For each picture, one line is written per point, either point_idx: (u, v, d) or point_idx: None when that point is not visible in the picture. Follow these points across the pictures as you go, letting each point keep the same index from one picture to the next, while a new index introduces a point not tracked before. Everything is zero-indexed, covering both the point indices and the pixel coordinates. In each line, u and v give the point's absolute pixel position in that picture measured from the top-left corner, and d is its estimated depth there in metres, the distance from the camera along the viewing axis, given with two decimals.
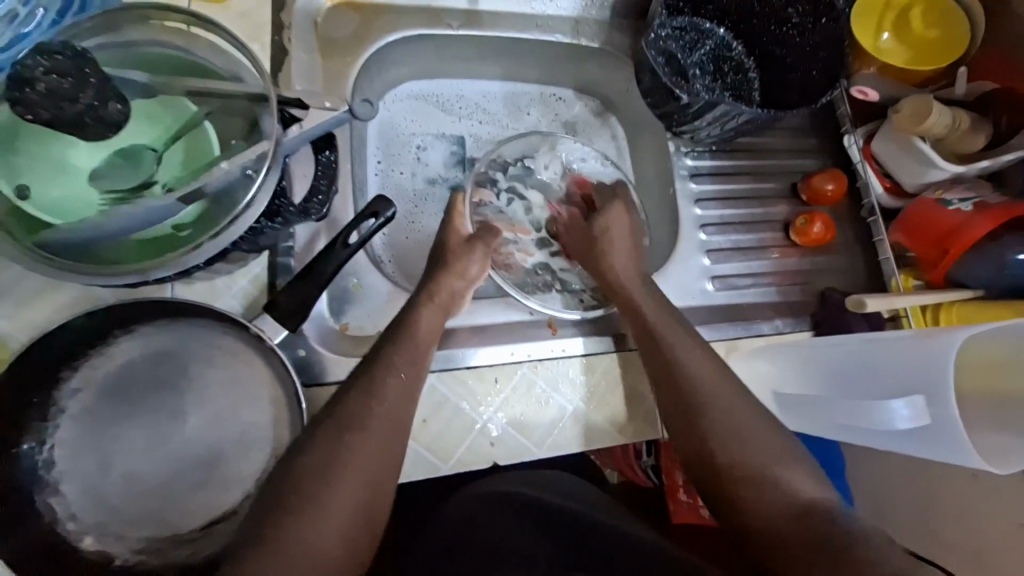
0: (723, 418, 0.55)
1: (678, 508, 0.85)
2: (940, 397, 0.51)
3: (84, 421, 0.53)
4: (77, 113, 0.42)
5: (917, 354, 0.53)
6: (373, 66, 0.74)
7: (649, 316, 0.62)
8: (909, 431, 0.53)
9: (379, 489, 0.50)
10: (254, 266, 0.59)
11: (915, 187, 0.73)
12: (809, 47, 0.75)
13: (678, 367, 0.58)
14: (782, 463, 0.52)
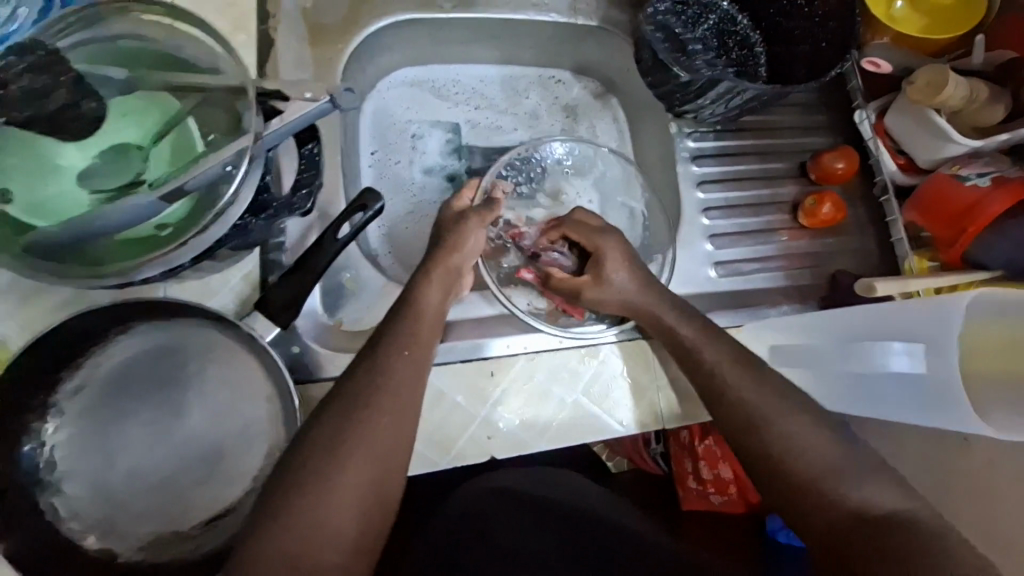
0: (786, 435, 0.54)
1: (688, 495, 0.85)
2: (941, 347, 0.54)
3: (84, 421, 0.54)
4: (51, 113, 0.45)
5: (919, 314, 0.56)
6: (364, 53, 0.72)
7: (691, 338, 0.61)
8: (914, 383, 0.56)
9: (386, 466, 0.51)
10: (247, 264, 0.59)
11: (929, 163, 0.70)
12: (817, 16, 0.71)
13: (732, 390, 0.58)
14: (848, 475, 0.51)
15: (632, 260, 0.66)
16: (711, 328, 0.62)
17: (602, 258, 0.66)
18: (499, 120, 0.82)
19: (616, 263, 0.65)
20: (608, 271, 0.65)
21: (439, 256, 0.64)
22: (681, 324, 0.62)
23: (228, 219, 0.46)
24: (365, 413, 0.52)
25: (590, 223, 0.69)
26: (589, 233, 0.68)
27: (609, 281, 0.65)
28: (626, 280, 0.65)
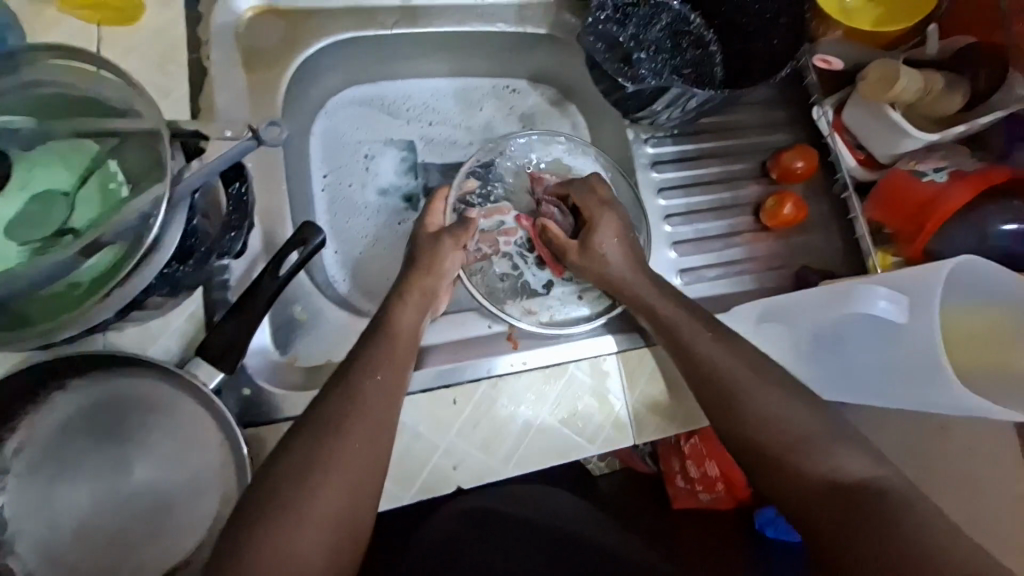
0: (760, 407, 0.55)
1: (676, 493, 0.83)
2: (925, 300, 0.51)
3: (28, 482, 0.52)
4: None
5: (912, 278, 0.53)
6: (305, 76, 0.70)
7: (669, 314, 0.62)
8: (890, 336, 0.54)
9: (358, 494, 0.50)
10: (188, 305, 0.57)
11: (888, 158, 0.69)
12: (769, 13, 0.69)
13: (710, 364, 0.58)
14: (819, 442, 0.52)
15: (626, 234, 0.68)
16: (687, 304, 0.63)
17: (597, 226, 0.67)
18: (454, 135, 0.80)
19: (608, 234, 0.67)
20: (598, 243, 0.67)
21: (415, 276, 0.64)
22: (661, 302, 0.63)
23: (153, 267, 0.44)
24: (337, 437, 0.51)
25: (602, 195, 0.69)
26: (593, 203, 0.69)
27: (600, 249, 0.66)
28: (615, 251, 0.66)
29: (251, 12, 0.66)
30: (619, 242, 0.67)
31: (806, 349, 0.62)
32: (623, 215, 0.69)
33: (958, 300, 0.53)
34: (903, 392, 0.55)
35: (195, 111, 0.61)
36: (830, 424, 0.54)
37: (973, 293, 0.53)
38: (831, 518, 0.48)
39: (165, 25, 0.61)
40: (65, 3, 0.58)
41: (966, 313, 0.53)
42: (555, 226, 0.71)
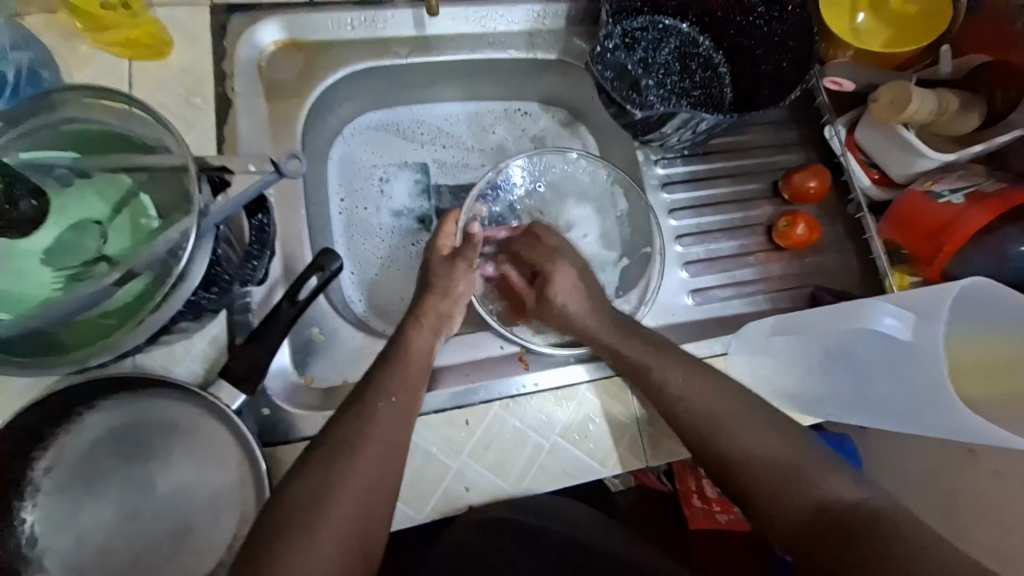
0: (740, 440, 0.55)
1: (693, 514, 0.80)
2: (933, 315, 0.49)
3: (59, 499, 0.54)
4: None
5: (919, 296, 0.51)
6: (323, 105, 0.73)
7: (638, 357, 0.61)
8: (897, 353, 0.51)
9: (371, 515, 0.51)
10: (211, 328, 0.59)
11: (904, 178, 0.68)
12: (778, 36, 0.70)
13: (683, 401, 0.58)
14: (801, 476, 0.52)
15: (580, 284, 0.69)
16: (673, 352, 0.62)
17: (550, 281, 0.69)
18: (466, 158, 0.82)
19: (564, 288, 0.68)
20: (554, 293, 0.68)
21: (429, 299, 0.65)
22: (626, 345, 0.63)
23: (181, 295, 0.45)
24: (351, 459, 0.52)
25: (544, 244, 0.72)
26: (541, 253, 0.71)
27: (555, 300, 0.68)
28: (571, 305, 0.67)
29: (274, 46, 0.69)
30: (578, 291, 0.68)
31: (820, 370, 0.58)
32: (575, 265, 0.71)
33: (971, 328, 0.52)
34: (923, 419, 0.51)
35: (219, 142, 0.63)
36: (814, 453, 0.53)
37: (981, 318, 0.51)
38: (822, 545, 0.49)
39: (193, 61, 0.65)
40: (99, 42, 0.62)
41: (978, 339, 0.52)
42: (516, 278, 0.74)
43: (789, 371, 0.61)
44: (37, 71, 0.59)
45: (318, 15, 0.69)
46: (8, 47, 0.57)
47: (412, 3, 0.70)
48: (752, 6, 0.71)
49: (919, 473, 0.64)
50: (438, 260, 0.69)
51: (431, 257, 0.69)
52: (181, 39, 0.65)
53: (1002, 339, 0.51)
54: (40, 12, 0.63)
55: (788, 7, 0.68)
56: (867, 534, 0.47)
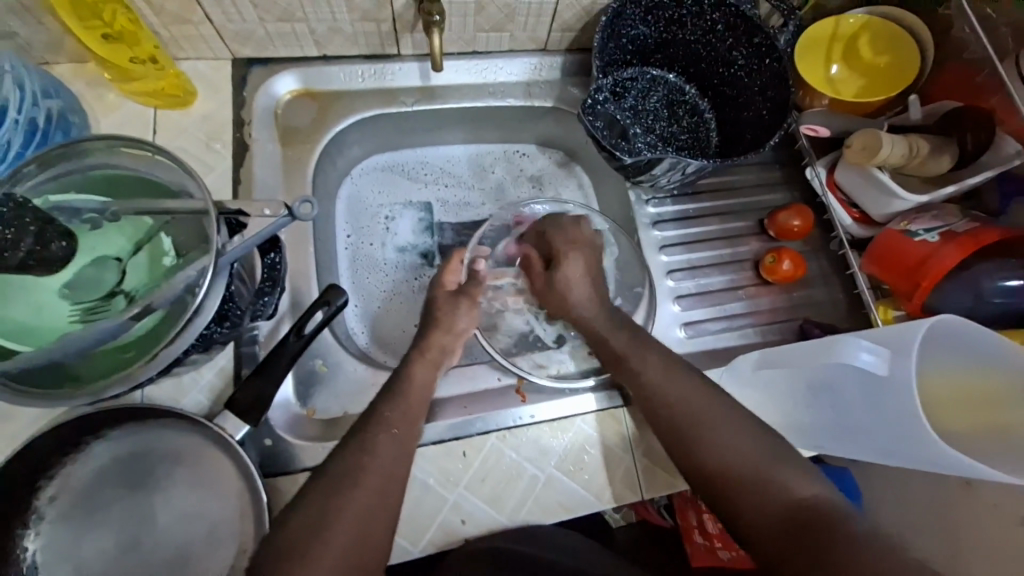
0: (708, 432, 0.58)
1: (695, 550, 0.78)
2: (904, 351, 0.50)
3: (60, 528, 0.55)
4: (23, 260, 0.44)
5: (891, 331, 0.53)
6: (334, 148, 0.77)
7: (620, 347, 0.66)
8: (868, 386, 0.53)
9: (367, 545, 0.52)
10: (220, 360, 0.61)
11: (883, 217, 0.72)
12: (757, 86, 0.75)
13: (659, 392, 0.61)
14: (763, 466, 0.55)
15: (591, 268, 0.75)
16: (650, 342, 0.66)
17: (564, 261, 0.75)
18: (467, 196, 0.86)
19: (574, 273, 0.74)
20: (565, 276, 0.74)
21: (430, 333, 0.68)
22: (614, 333, 0.68)
23: (192, 331, 0.48)
24: (349, 490, 0.53)
25: (578, 236, 0.77)
26: (563, 237, 0.76)
27: (566, 284, 0.73)
28: (577, 284, 0.73)
29: (289, 95, 0.74)
30: (589, 284, 0.73)
31: (805, 402, 0.60)
32: (591, 255, 0.76)
33: (946, 362, 0.54)
34: (900, 449, 0.52)
35: (236, 183, 0.68)
36: (776, 445, 0.56)
37: (953, 351, 0.54)
38: (785, 539, 0.51)
39: (214, 110, 0.70)
40: (126, 91, 0.67)
41: (954, 372, 0.54)
42: (534, 257, 0.78)
43: (777, 404, 0.63)
44: (65, 116, 0.64)
45: (332, 68, 0.75)
46: (39, 94, 0.61)
47: (418, 57, 0.76)
48: (732, 59, 0.76)
49: (912, 504, 0.64)
50: (441, 295, 0.72)
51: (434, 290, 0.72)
52: (204, 89, 0.70)
53: (975, 371, 0.54)
54: (68, 61, 0.68)
55: (765, 61, 0.72)
56: (818, 523, 0.50)
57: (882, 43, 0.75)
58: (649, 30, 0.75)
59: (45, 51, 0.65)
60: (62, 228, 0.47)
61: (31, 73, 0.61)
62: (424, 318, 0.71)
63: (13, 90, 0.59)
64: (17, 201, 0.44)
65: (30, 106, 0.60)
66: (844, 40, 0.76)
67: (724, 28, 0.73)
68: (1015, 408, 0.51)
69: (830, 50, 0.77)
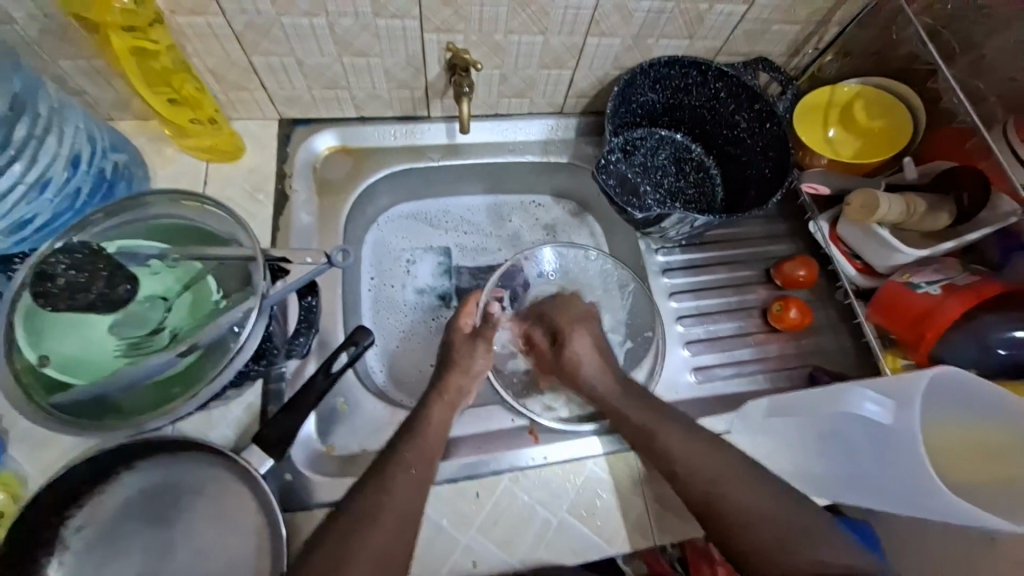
0: (740, 509, 0.58)
1: None
2: (908, 402, 0.52)
3: (85, 557, 0.56)
4: (90, 300, 0.48)
5: (895, 382, 0.55)
6: (365, 198, 0.84)
7: (643, 420, 0.65)
8: (876, 437, 0.54)
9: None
10: (248, 395, 0.64)
11: (885, 269, 0.75)
12: (758, 146, 0.80)
13: (687, 469, 0.61)
14: (802, 544, 0.55)
15: (598, 343, 0.77)
16: (670, 415, 0.66)
17: (571, 337, 0.77)
18: (485, 243, 0.91)
19: (582, 348, 0.76)
20: (573, 351, 0.76)
21: (448, 374, 0.70)
22: (626, 405, 0.68)
23: (231, 368, 0.51)
24: (368, 528, 0.54)
25: (576, 312, 0.81)
26: (568, 320, 0.79)
27: (576, 359, 0.75)
28: (588, 357, 0.75)
29: (326, 150, 0.82)
30: (597, 358, 0.75)
31: (816, 450, 0.61)
32: (593, 329, 0.79)
33: (954, 415, 0.56)
34: (908, 498, 0.53)
35: (274, 229, 0.74)
36: (811, 519, 0.56)
37: (958, 405, 0.55)
38: None
39: (259, 163, 0.77)
40: (182, 146, 0.74)
41: (960, 423, 0.55)
42: (538, 337, 0.80)
43: (788, 451, 0.64)
44: (129, 168, 0.71)
45: (367, 128, 0.82)
46: (108, 149, 0.68)
47: (446, 118, 0.83)
48: (735, 121, 0.82)
49: (932, 561, 0.62)
50: (460, 338, 0.75)
51: (452, 331, 0.76)
52: (251, 145, 0.78)
53: (981, 422, 0.55)
54: (131, 118, 0.75)
55: (765, 125, 0.78)
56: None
57: (875, 109, 0.81)
58: (657, 97, 0.82)
59: (111, 109, 0.73)
60: (128, 272, 0.51)
61: (102, 130, 0.69)
62: (442, 359, 0.73)
63: (87, 145, 0.66)
64: (92, 248, 0.50)
65: (99, 159, 0.67)
66: (839, 106, 0.82)
67: (726, 96, 0.80)
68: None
69: (827, 114, 0.83)
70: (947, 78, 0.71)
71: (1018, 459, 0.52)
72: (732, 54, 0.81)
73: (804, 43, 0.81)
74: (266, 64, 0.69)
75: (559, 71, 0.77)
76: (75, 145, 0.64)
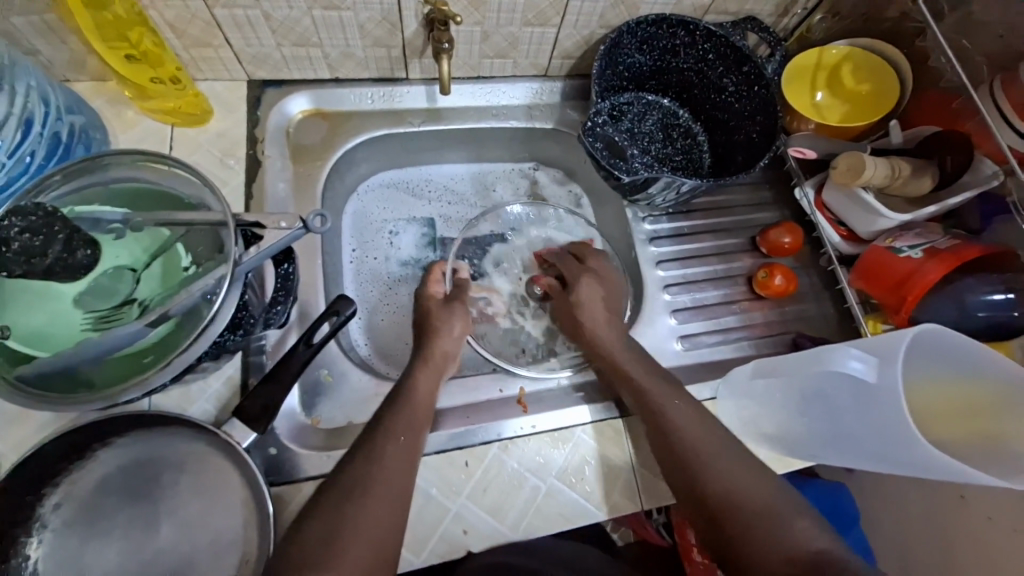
0: (712, 469, 0.57)
1: (694, 569, 0.75)
2: (890, 359, 0.52)
3: (64, 536, 0.55)
4: (48, 266, 0.46)
5: (880, 339, 0.55)
6: (344, 166, 0.81)
7: (636, 375, 0.66)
8: (856, 393, 0.55)
9: (375, 552, 0.52)
10: (227, 369, 0.62)
11: (868, 235, 0.75)
12: (746, 112, 0.79)
13: (666, 422, 0.61)
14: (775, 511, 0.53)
15: (607, 297, 0.75)
16: (665, 376, 0.66)
17: (578, 287, 0.75)
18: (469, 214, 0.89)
19: (591, 297, 0.74)
20: (580, 300, 0.74)
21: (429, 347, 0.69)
22: (631, 362, 0.67)
23: (206, 338, 0.49)
24: (357, 501, 0.53)
25: (589, 266, 0.78)
26: (579, 270, 0.77)
27: (581, 308, 0.74)
28: (596, 307, 0.73)
29: (301, 114, 0.78)
30: (605, 310, 0.73)
31: (800, 411, 0.62)
32: (606, 282, 0.76)
33: (937, 378, 0.57)
34: (888, 453, 0.54)
35: (248, 198, 0.70)
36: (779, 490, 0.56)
37: (938, 365, 0.56)
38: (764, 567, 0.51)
39: (229, 128, 0.73)
40: (144, 108, 0.70)
41: (944, 387, 0.57)
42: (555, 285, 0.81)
43: (771, 414, 0.65)
44: (87, 131, 0.66)
45: (342, 91, 0.78)
46: (64, 110, 0.64)
47: (425, 81, 0.80)
48: (723, 86, 0.80)
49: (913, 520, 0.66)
50: (434, 304, 0.74)
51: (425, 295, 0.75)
52: (220, 108, 0.73)
53: (958, 384, 0.56)
54: (89, 79, 0.70)
55: (754, 88, 0.77)
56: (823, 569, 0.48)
57: (863, 72, 0.80)
58: (645, 59, 0.79)
59: (66, 69, 0.68)
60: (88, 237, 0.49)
61: (57, 90, 0.64)
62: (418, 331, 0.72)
63: (40, 106, 0.61)
64: (49, 211, 0.47)
65: (55, 121, 0.62)
66: (828, 69, 0.81)
67: (715, 57, 0.77)
68: (1003, 420, 0.53)
69: (815, 78, 0.82)
70: (937, 37, 0.70)
71: (1003, 420, 0.53)
72: (720, 15, 0.79)
73: (793, 2, 0.79)
74: (229, 17, 0.65)
75: (543, 29, 0.74)
76: (28, 104, 0.60)
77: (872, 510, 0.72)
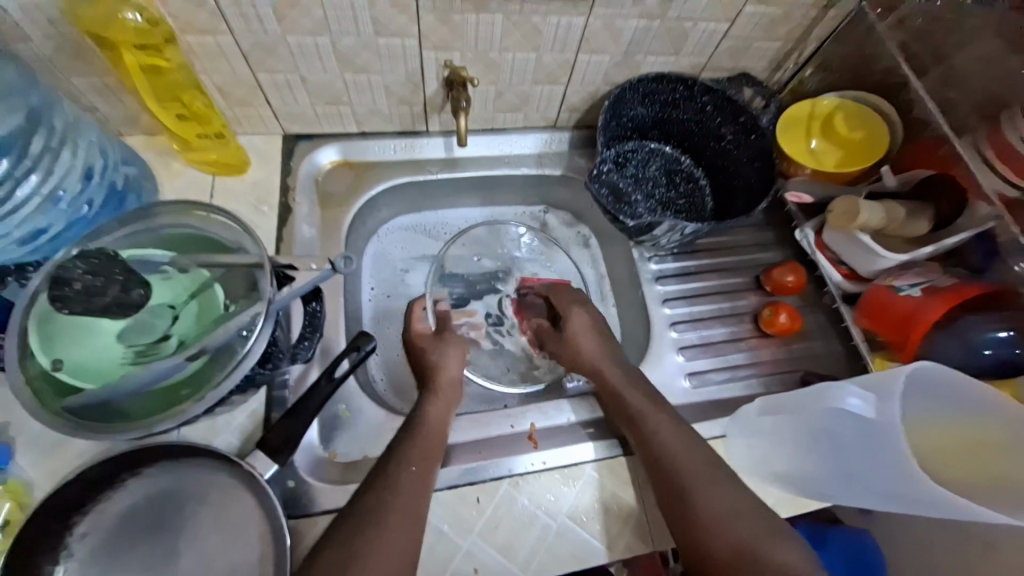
0: (709, 503, 0.59)
1: None
2: (887, 394, 0.54)
3: (88, 565, 0.56)
4: (104, 303, 0.51)
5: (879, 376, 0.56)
6: (366, 210, 0.87)
7: (636, 406, 0.68)
8: (859, 429, 0.56)
9: None
10: (252, 402, 0.65)
11: (869, 274, 0.77)
12: (745, 158, 0.84)
13: (666, 455, 0.63)
14: (765, 543, 0.56)
15: (597, 328, 0.79)
16: (664, 408, 0.67)
17: (569, 317, 0.80)
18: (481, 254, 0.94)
19: (580, 329, 0.78)
20: (572, 330, 0.78)
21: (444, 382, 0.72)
22: (630, 393, 0.69)
23: (239, 372, 0.53)
24: (371, 534, 0.54)
25: (578, 299, 0.83)
26: (567, 302, 0.83)
27: (575, 338, 0.78)
28: (586, 335, 0.78)
29: (329, 164, 0.85)
30: (596, 338, 0.77)
31: (808, 448, 0.62)
32: (592, 310, 0.81)
33: (942, 416, 0.57)
34: (895, 491, 0.54)
35: (278, 241, 0.76)
36: (775, 528, 0.58)
37: (941, 405, 0.57)
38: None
39: (263, 177, 0.79)
40: (189, 160, 0.76)
41: (950, 425, 0.57)
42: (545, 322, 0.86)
43: (780, 451, 0.66)
44: (138, 181, 0.73)
45: (368, 143, 0.85)
46: (119, 163, 0.71)
47: (444, 133, 0.86)
48: (722, 135, 0.85)
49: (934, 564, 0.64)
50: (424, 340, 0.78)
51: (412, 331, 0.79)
52: (256, 159, 0.80)
53: (963, 421, 0.57)
54: (141, 134, 0.77)
55: (751, 137, 0.82)
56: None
57: (854, 121, 0.83)
58: (647, 111, 0.85)
59: (122, 125, 0.75)
60: (141, 277, 0.54)
61: (113, 145, 0.71)
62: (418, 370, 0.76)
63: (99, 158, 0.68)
64: (110, 255, 0.53)
65: (111, 172, 0.69)
66: (821, 118, 0.85)
67: (713, 109, 0.83)
68: (1013, 460, 0.53)
69: (810, 126, 0.85)
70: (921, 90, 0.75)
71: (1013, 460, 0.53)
72: (717, 71, 0.85)
73: (785, 59, 0.85)
74: (272, 81, 0.73)
75: (552, 87, 0.80)
76: (88, 157, 0.66)
77: (896, 557, 0.70)
